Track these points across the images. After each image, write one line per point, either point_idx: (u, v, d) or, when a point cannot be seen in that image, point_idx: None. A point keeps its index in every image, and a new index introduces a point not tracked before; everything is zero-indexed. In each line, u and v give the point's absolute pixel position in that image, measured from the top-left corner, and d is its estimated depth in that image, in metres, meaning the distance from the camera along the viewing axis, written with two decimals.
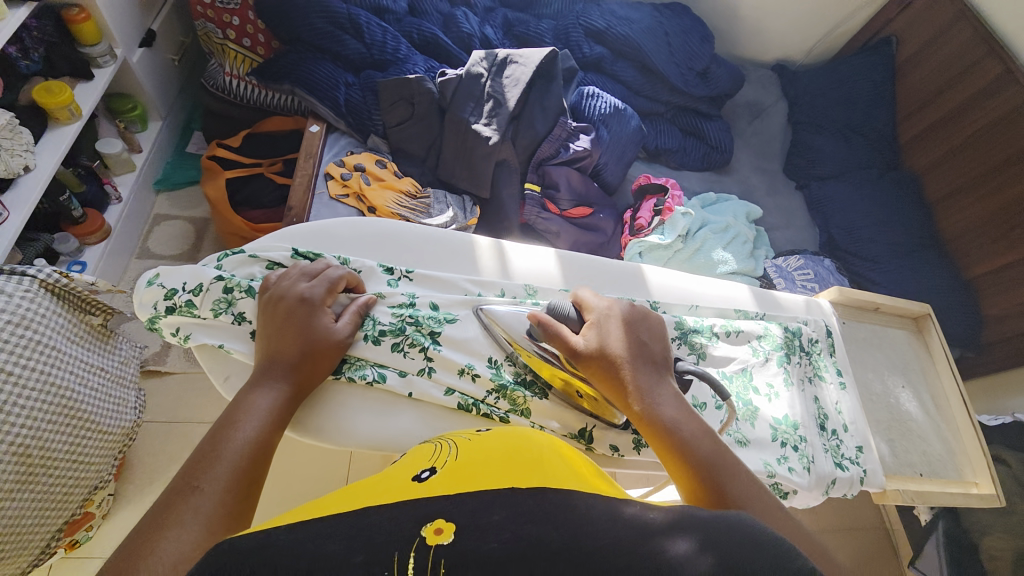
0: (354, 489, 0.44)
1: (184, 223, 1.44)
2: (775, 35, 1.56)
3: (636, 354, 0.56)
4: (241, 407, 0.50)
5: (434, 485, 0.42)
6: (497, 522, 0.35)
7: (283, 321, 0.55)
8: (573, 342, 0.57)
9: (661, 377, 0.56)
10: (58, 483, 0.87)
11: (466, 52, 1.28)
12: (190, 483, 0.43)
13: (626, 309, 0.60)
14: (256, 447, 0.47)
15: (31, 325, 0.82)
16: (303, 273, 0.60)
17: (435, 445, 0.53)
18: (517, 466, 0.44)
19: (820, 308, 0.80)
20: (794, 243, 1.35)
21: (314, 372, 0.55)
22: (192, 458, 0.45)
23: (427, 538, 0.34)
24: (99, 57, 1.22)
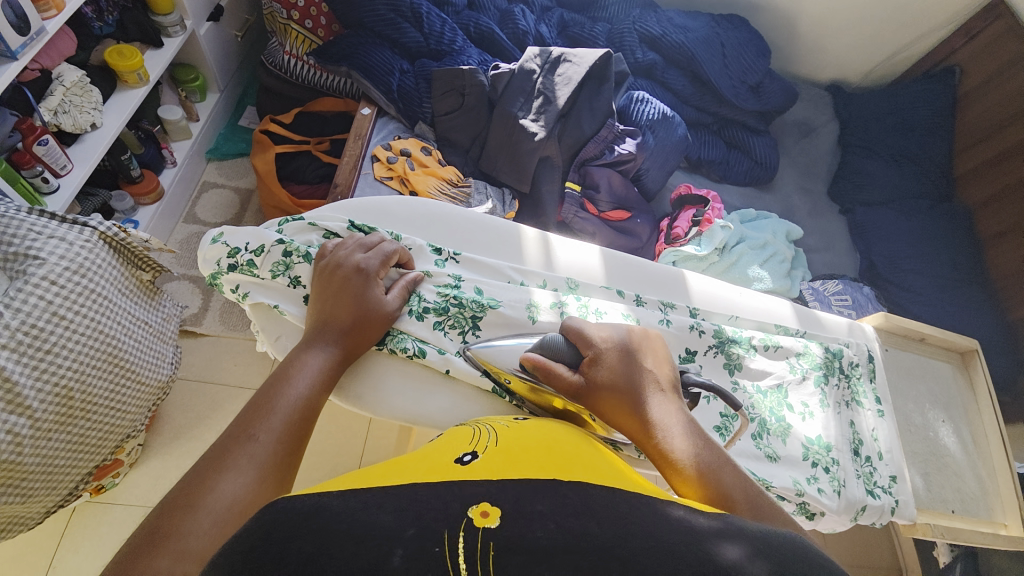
0: (399, 466, 0.46)
1: (229, 193, 1.49)
2: (833, 55, 1.53)
3: (637, 377, 0.54)
4: (295, 364, 0.53)
5: (478, 467, 0.43)
6: (542, 512, 0.36)
7: (337, 289, 0.58)
8: (566, 377, 0.54)
9: (668, 400, 0.53)
10: (94, 427, 0.90)
11: (520, 48, 1.30)
12: (247, 432, 0.46)
13: (625, 333, 0.58)
14: (307, 404, 0.50)
15: (86, 273, 0.86)
16: (360, 245, 0.62)
17: (473, 428, 0.55)
18: (557, 462, 0.45)
19: (863, 332, 0.78)
20: (834, 267, 1.31)
21: (362, 340, 0.58)
22: (249, 407, 0.48)
23: (474, 520, 0.35)
24: (169, 26, 1.27)
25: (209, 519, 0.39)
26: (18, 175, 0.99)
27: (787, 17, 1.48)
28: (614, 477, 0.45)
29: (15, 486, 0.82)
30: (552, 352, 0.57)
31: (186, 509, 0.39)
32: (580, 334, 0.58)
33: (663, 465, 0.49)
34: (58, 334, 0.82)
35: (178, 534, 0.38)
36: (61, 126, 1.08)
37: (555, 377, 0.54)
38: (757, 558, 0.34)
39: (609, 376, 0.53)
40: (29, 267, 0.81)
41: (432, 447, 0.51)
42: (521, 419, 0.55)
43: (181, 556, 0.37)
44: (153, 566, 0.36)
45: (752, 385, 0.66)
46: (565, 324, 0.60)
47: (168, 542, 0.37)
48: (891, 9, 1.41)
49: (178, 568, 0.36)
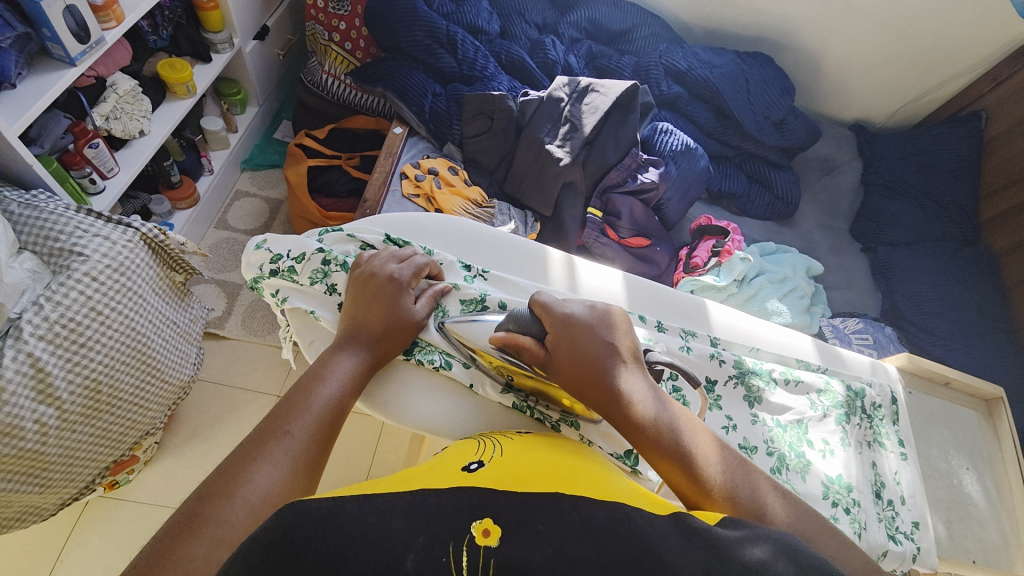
0: (406, 477, 0.47)
1: (261, 201, 1.54)
2: (857, 95, 1.55)
3: (603, 353, 0.55)
4: (328, 366, 0.55)
5: (483, 476, 0.45)
6: (543, 532, 0.37)
7: (369, 296, 0.60)
8: (534, 350, 0.56)
9: (637, 377, 0.54)
10: (118, 420, 0.92)
11: (548, 77, 1.35)
12: (280, 428, 0.49)
13: (588, 311, 0.58)
14: (337, 406, 0.53)
15: (125, 272, 0.90)
16: (393, 256, 0.65)
17: (478, 441, 0.55)
18: (558, 476, 0.46)
19: (886, 372, 0.77)
20: (854, 305, 1.30)
21: (391, 347, 0.60)
22: (282, 403, 0.51)
23: (475, 538, 0.36)
24: (219, 43, 1.34)
25: (243, 510, 0.42)
26: (68, 176, 1.05)
27: (812, 56, 1.51)
28: (622, 494, 0.45)
29: (36, 475, 0.84)
30: (520, 326, 0.59)
31: (223, 498, 0.42)
32: (546, 308, 0.59)
33: (638, 441, 0.51)
34: (93, 329, 0.85)
35: (215, 522, 0.41)
36: (111, 131, 1.15)
37: (523, 349, 0.57)
38: (780, 567, 0.35)
39: (572, 352, 0.55)
40: (72, 262, 0.85)
41: (440, 458, 0.52)
42: (525, 434, 0.56)
43: (217, 542, 0.40)
44: (189, 552, 0.39)
45: (772, 419, 0.66)
46: (535, 297, 0.61)
47: (206, 528, 0.40)
48: (915, 53, 1.43)
49: (214, 555, 0.39)
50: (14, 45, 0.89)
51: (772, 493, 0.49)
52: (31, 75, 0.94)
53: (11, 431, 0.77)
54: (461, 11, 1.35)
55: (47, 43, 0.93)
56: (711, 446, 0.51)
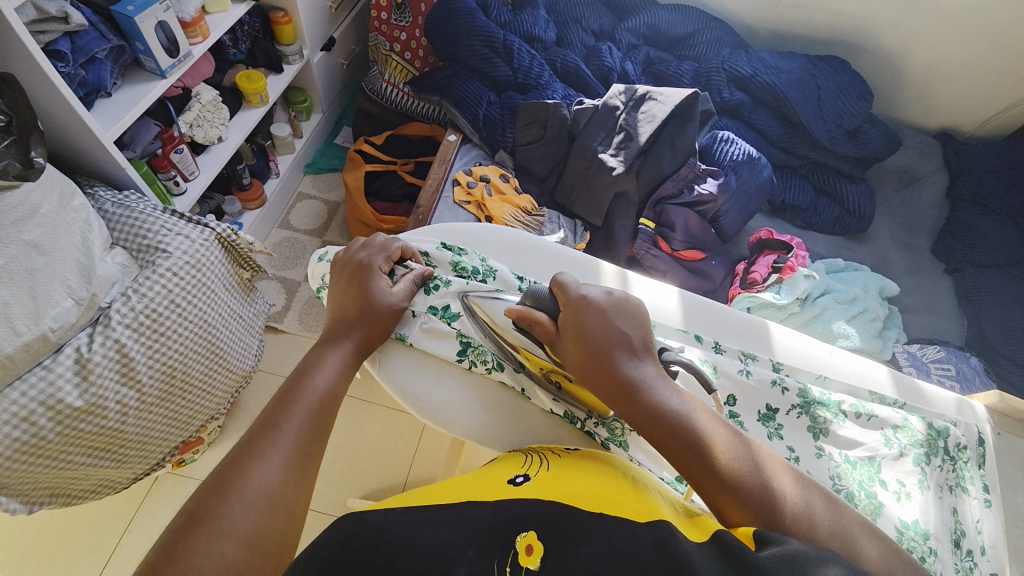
0: (453, 486, 0.48)
1: (320, 203, 1.62)
2: (944, 101, 1.42)
3: (617, 342, 0.54)
4: (316, 358, 0.57)
5: (530, 489, 0.44)
6: (586, 555, 0.35)
7: (349, 286, 0.62)
8: (548, 327, 0.57)
9: (645, 364, 0.54)
10: (188, 404, 1.00)
11: (603, 84, 1.33)
12: (273, 422, 0.50)
13: (604, 296, 0.58)
14: (327, 394, 0.54)
15: (201, 268, 0.97)
16: (365, 245, 0.66)
17: (525, 455, 0.55)
18: (603, 493, 0.44)
19: (974, 411, 0.69)
20: (934, 331, 1.19)
21: (378, 333, 0.61)
22: (276, 398, 0.53)
23: (519, 556, 0.35)
24: (290, 55, 1.42)
25: (241, 504, 0.44)
26: (155, 177, 1.15)
27: (892, 59, 1.40)
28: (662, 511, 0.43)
29: (113, 451, 0.91)
30: (537, 301, 0.59)
31: (222, 495, 0.44)
32: (562, 288, 0.58)
33: (653, 435, 0.50)
34: (172, 320, 0.92)
35: (214, 518, 0.43)
36: (194, 138, 1.24)
37: (537, 325, 0.57)
38: None
39: (585, 342, 0.55)
40: (157, 258, 0.93)
41: (485, 469, 0.52)
42: (570, 450, 0.55)
43: (217, 537, 0.42)
44: (192, 547, 0.41)
45: (840, 453, 0.61)
46: (557, 277, 0.60)
47: (206, 524, 0.42)
48: (1016, 55, 1.30)
49: (215, 549, 0.41)
50: (109, 55, 0.99)
51: (823, 498, 0.47)
52: (126, 85, 1.04)
53: (95, 410, 0.84)
54: (519, 20, 1.36)
55: (141, 56, 1.02)
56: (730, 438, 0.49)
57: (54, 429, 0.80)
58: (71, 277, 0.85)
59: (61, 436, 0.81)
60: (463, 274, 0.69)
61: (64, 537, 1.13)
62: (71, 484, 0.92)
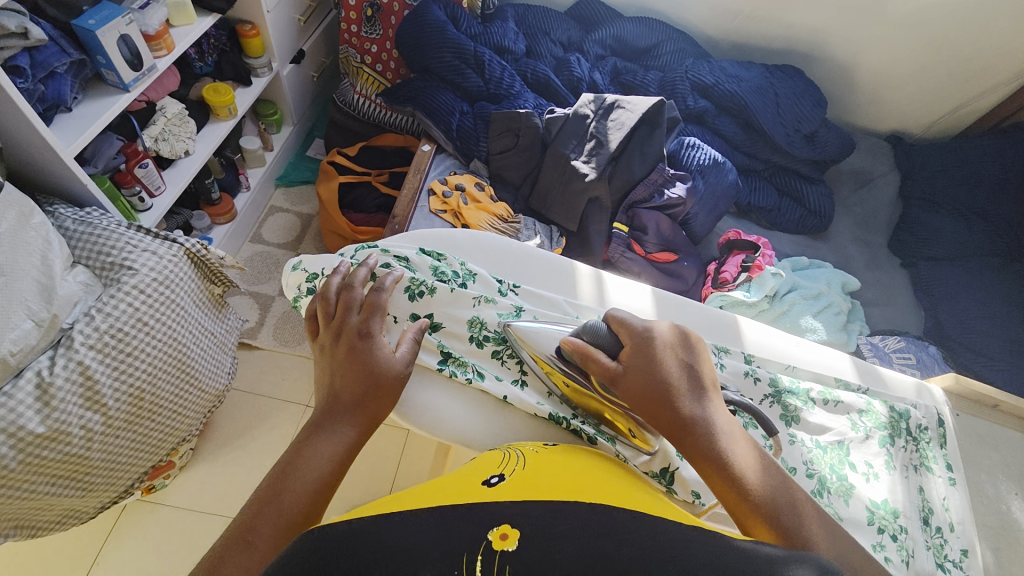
0: (431, 489, 0.48)
1: (294, 216, 1.60)
2: (891, 106, 1.51)
3: (678, 377, 0.54)
4: (310, 437, 0.53)
5: (502, 491, 0.44)
6: (562, 535, 0.36)
7: (345, 355, 0.58)
8: (605, 364, 0.55)
9: (709, 399, 0.54)
10: (157, 426, 0.96)
11: (573, 94, 1.37)
12: (260, 511, 0.47)
13: (666, 329, 0.58)
14: (319, 484, 0.50)
15: (169, 284, 0.94)
16: (356, 297, 0.61)
17: (503, 453, 0.55)
18: (578, 482, 0.46)
19: (931, 393, 0.74)
20: (894, 322, 1.25)
21: (379, 410, 0.56)
22: (267, 480, 0.50)
23: (493, 543, 0.36)
24: (259, 67, 1.41)
25: None
26: (119, 194, 1.11)
27: (843, 67, 1.48)
28: (637, 501, 0.44)
29: (78, 480, 0.87)
30: (596, 338, 0.58)
31: None
32: (621, 325, 0.58)
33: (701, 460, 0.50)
34: (139, 338, 0.89)
35: None
36: (160, 152, 1.21)
37: (595, 363, 0.56)
38: None
39: (649, 371, 0.54)
40: (123, 276, 0.90)
41: (465, 471, 0.52)
42: (551, 445, 0.56)
43: None
44: None
45: (811, 439, 0.64)
46: (612, 313, 0.60)
47: None
48: (953, 63, 1.40)
49: None
50: (70, 70, 0.96)
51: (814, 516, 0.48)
52: (87, 99, 1.01)
53: (58, 436, 0.80)
54: (489, 32, 1.39)
55: (102, 69, 1.00)
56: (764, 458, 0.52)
57: (15, 457, 0.77)
58: (31, 297, 0.81)
59: (22, 466, 0.78)
60: (443, 278, 0.69)
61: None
62: (34, 516, 0.88)
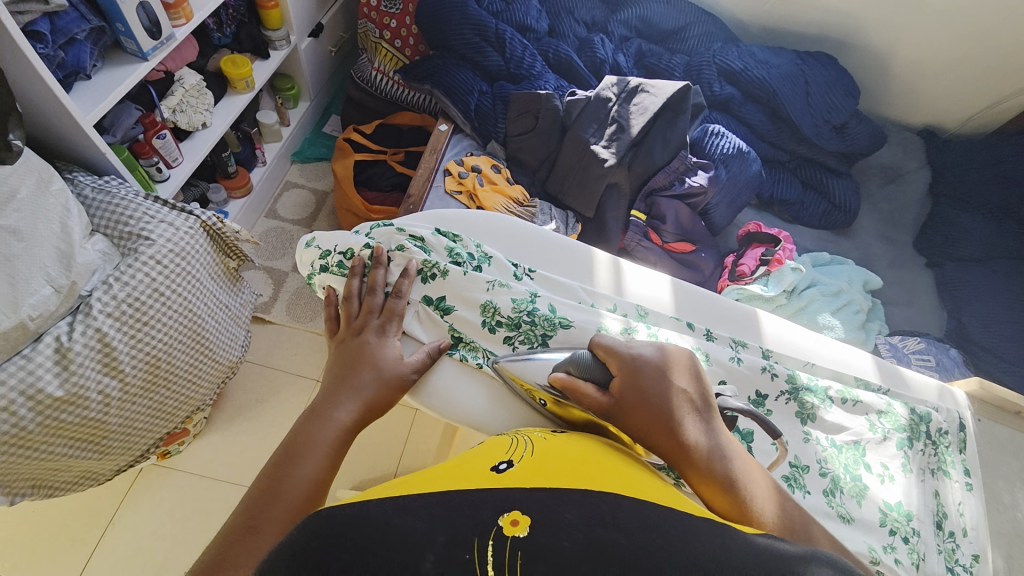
0: (438, 472, 0.46)
1: (308, 193, 1.59)
2: (927, 99, 1.45)
3: (673, 401, 0.51)
4: (308, 435, 0.52)
5: (512, 476, 0.43)
6: (571, 522, 0.35)
7: (349, 351, 0.60)
8: (594, 397, 0.54)
9: (707, 424, 0.51)
10: (172, 395, 0.98)
11: (596, 76, 1.33)
12: (252, 521, 0.46)
13: (656, 352, 0.56)
14: (314, 485, 0.49)
15: (186, 257, 0.95)
16: (361, 289, 0.65)
17: (511, 438, 0.55)
18: (587, 471, 0.44)
19: (954, 397, 0.72)
20: (915, 323, 1.22)
21: (378, 403, 0.57)
22: (258, 488, 0.48)
23: (503, 529, 0.34)
24: (277, 40, 1.39)
25: None
26: (137, 164, 1.12)
27: (879, 56, 1.42)
28: (648, 491, 0.43)
29: (95, 443, 0.89)
30: (582, 368, 0.56)
31: None
32: (609, 352, 0.56)
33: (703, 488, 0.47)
34: (155, 308, 0.90)
35: None
36: (178, 124, 1.21)
37: (583, 396, 0.54)
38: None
39: (640, 398, 0.52)
40: (140, 246, 0.91)
41: (472, 454, 0.52)
42: (559, 432, 0.55)
43: None
44: None
45: (826, 438, 0.63)
46: (597, 340, 0.58)
47: None
48: (997, 55, 1.33)
49: None
50: (89, 37, 0.95)
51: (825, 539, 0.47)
52: (106, 67, 1.01)
53: (76, 400, 0.82)
54: (511, 10, 1.35)
55: (121, 37, 0.99)
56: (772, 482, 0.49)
57: (34, 419, 0.78)
58: (51, 263, 0.82)
59: (41, 427, 0.79)
60: (457, 260, 0.68)
61: (45, 531, 1.10)
62: (52, 476, 0.90)
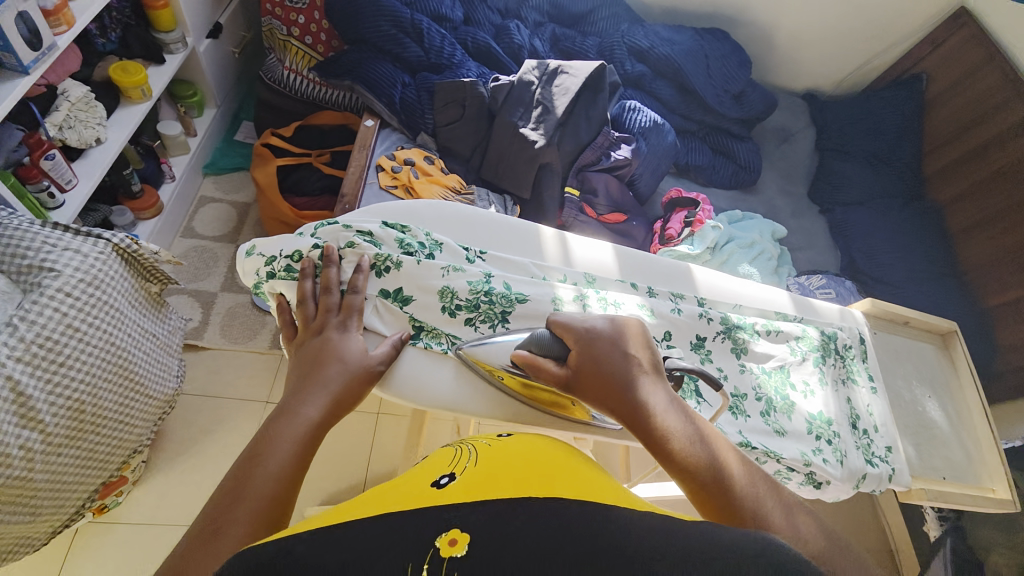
0: (376, 495, 0.46)
1: (229, 205, 1.50)
2: (807, 65, 1.63)
3: (627, 367, 0.56)
4: (274, 432, 0.51)
5: (452, 491, 0.43)
6: (517, 531, 0.35)
7: (310, 353, 0.60)
8: (554, 371, 0.57)
9: (659, 386, 0.56)
10: (102, 440, 0.90)
11: (515, 62, 1.36)
12: (218, 520, 0.43)
13: (609, 324, 0.59)
14: (284, 479, 0.47)
15: (100, 286, 0.87)
16: (317, 288, 0.64)
17: (455, 449, 0.57)
18: (532, 475, 0.46)
19: (854, 317, 0.84)
20: (815, 264, 1.39)
21: (346, 395, 0.57)
22: (222, 490, 0.45)
23: (440, 549, 0.34)
24: (172, 43, 1.29)
25: None
26: (25, 190, 0.99)
27: (764, 29, 1.58)
28: (592, 491, 0.44)
29: (22, 504, 0.81)
30: (542, 347, 0.59)
31: None
32: (566, 329, 0.59)
33: (657, 451, 0.52)
34: (71, 346, 0.82)
35: None
36: (67, 141, 1.09)
37: (543, 371, 0.57)
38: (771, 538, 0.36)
39: (597, 369, 0.56)
40: (44, 279, 0.82)
41: (413, 473, 0.53)
42: (502, 436, 0.58)
43: None
44: None
45: (757, 367, 0.72)
46: (553, 319, 0.61)
47: None
48: (858, 23, 1.52)
49: None
50: None
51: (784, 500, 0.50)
52: None
53: None
54: None
55: None
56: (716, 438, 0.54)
57: None
58: None
59: None
60: (409, 250, 0.69)
61: None
62: None
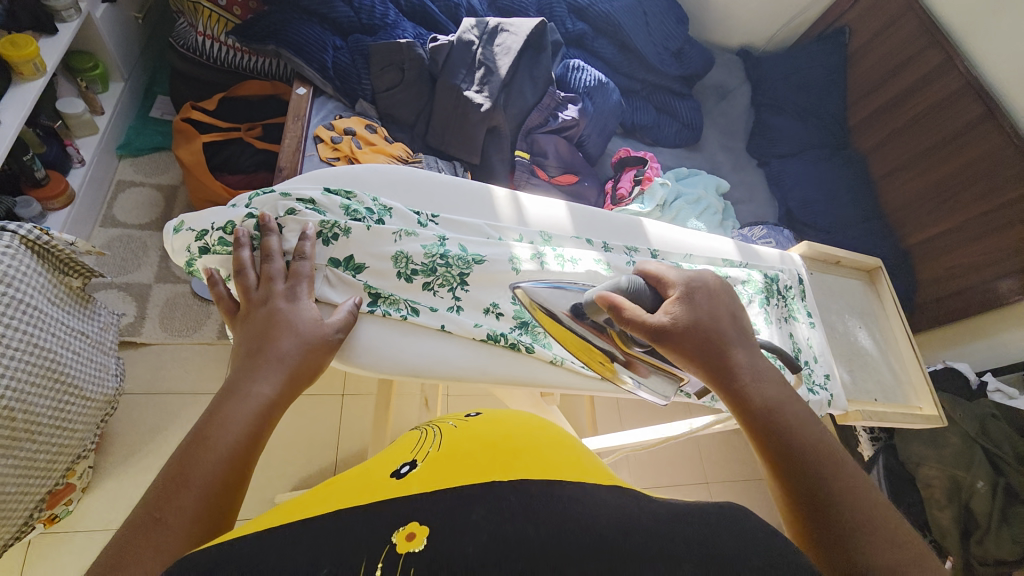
0: (328, 491, 0.42)
1: (152, 190, 1.37)
2: (740, 21, 1.67)
3: (727, 327, 0.51)
4: (222, 407, 0.47)
5: (414, 481, 0.40)
6: (476, 522, 0.32)
7: (256, 325, 0.56)
8: (657, 321, 0.46)
9: (750, 348, 0.51)
10: (42, 449, 0.83)
11: (453, 21, 1.29)
12: (164, 501, 0.39)
13: (712, 277, 0.52)
14: (238, 453, 0.45)
15: (12, 283, 0.77)
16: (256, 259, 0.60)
17: (420, 433, 0.54)
18: (499, 456, 0.43)
19: (793, 260, 0.89)
20: (756, 216, 1.46)
21: (299, 366, 0.54)
22: (166, 471, 0.42)
23: (397, 545, 0.31)
24: (63, 10, 1.13)
25: None
26: None
27: None
28: (557, 468, 0.42)
29: None
30: (634, 294, 0.47)
31: None
32: (660, 279, 0.50)
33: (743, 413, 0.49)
34: None
35: None
36: None
37: (635, 321, 0.45)
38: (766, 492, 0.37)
39: (700, 325, 0.49)
40: None
41: (370, 463, 0.48)
42: (472, 416, 0.55)
43: None
44: None
45: None
46: (646, 266, 0.51)
47: None
48: None
49: None
50: None
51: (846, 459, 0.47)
52: None
53: None
54: None
55: None
56: (808, 416, 0.49)
57: None
58: None
59: None
60: (356, 217, 0.66)
61: None
62: None
